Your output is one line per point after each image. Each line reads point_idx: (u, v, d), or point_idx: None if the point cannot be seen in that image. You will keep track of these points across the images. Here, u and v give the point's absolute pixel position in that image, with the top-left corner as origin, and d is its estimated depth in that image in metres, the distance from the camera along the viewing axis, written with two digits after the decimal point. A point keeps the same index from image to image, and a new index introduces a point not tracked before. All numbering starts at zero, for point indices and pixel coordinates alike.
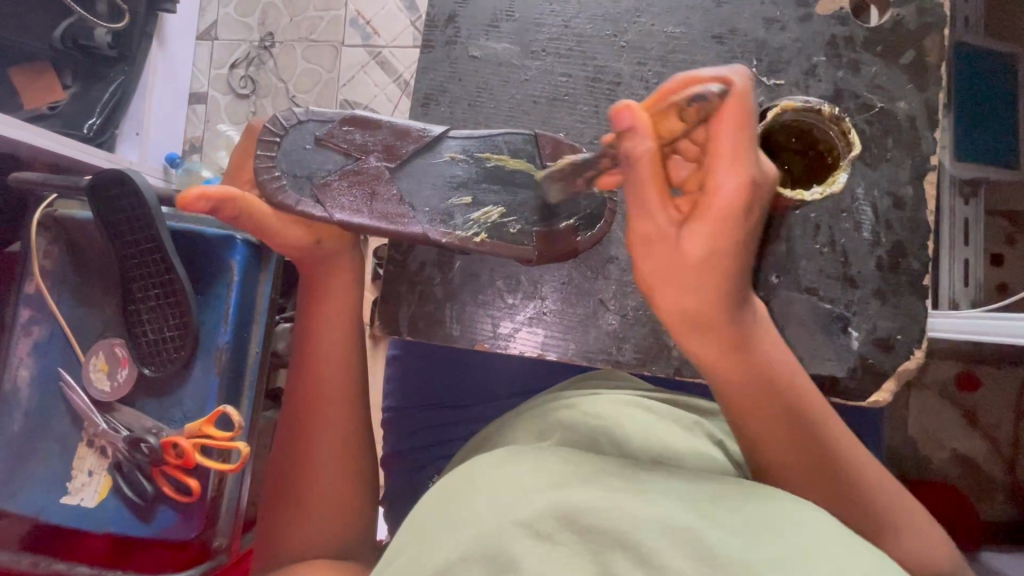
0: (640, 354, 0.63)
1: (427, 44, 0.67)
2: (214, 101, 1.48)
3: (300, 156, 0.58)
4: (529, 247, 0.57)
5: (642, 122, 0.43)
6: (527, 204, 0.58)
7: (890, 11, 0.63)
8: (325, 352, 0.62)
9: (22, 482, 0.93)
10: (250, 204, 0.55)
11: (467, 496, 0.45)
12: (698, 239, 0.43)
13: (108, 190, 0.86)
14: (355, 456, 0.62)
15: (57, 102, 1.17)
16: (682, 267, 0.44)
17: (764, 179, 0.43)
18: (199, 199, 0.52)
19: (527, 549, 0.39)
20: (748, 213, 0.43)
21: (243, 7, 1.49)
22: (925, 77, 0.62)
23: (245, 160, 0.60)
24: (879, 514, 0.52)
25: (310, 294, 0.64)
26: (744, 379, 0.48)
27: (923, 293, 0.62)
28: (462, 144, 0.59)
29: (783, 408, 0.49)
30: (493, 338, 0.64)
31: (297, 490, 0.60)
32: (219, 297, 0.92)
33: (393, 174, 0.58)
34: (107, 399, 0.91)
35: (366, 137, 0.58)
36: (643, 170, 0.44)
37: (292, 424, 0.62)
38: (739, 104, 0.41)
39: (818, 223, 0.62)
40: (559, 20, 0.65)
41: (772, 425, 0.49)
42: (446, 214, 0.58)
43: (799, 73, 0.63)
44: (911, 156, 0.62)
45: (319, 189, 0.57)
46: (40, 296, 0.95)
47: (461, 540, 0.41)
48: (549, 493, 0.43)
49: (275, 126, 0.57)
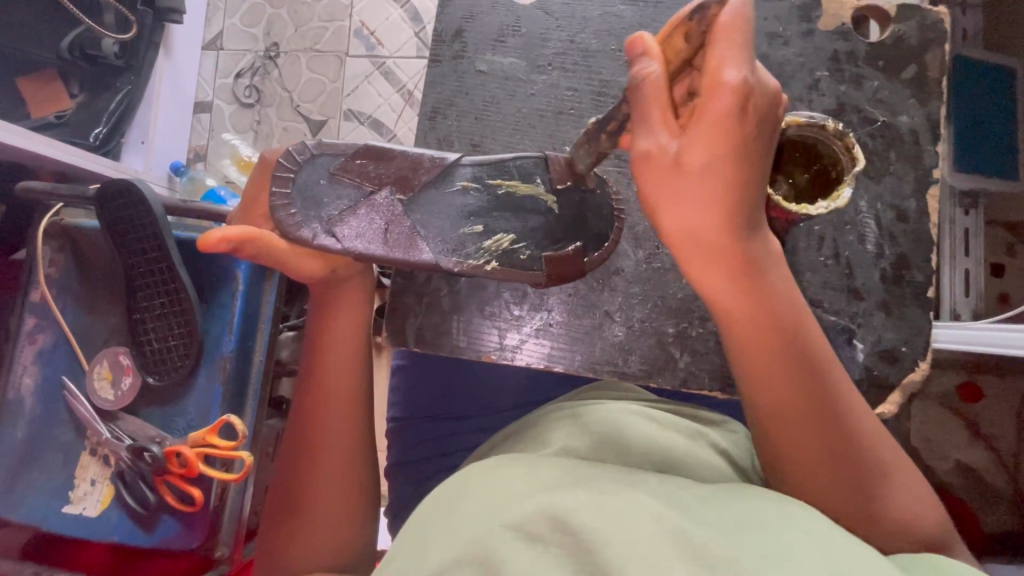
0: (645, 365, 0.63)
1: (435, 57, 0.68)
2: (219, 110, 1.49)
3: (313, 191, 0.57)
4: (538, 272, 0.58)
5: (651, 48, 0.45)
6: (537, 229, 0.59)
7: (891, 26, 0.64)
8: (332, 370, 0.62)
9: (24, 492, 0.93)
10: (269, 243, 0.55)
11: (461, 502, 0.46)
12: (696, 148, 0.44)
13: (115, 200, 0.86)
14: (356, 473, 0.62)
15: (63, 112, 1.18)
16: (684, 180, 0.45)
17: (763, 88, 0.43)
18: (222, 242, 0.51)
19: (515, 549, 0.39)
20: (742, 124, 0.43)
21: (249, 18, 1.50)
22: (927, 92, 0.63)
23: (258, 194, 0.58)
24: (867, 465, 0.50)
25: (319, 310, 0.63)
26: (748, 307, 0.47)
27: (926, 305, 0.62)
28: (475, 173, 0.59)
29: (785, 339, 0.48)
30: (500, 350, 0.64)
31: (299, 505, 0.60)
32: (224, 306, 0.92)
33: (407, 207, 0.58)
34: (111, 408, 0.91)
35: (380, 169, 0.58)
36: (650, 91, 0.45)
37: (297, 436, 0.62)
38: (740, 13, 0.42)
39: (822, 235, 0.62)
40: (566, 34, 0.66)
41: (768, 347, 0.48)
42: (459, 243, 0.58)
43: (802, 87, 0.63)
44: (914, 168, 0.63)
45: (334, 226, 0.57)
46: (44, 304, 0.95)
47: (454, 545, 0.42)
48: (539, 497, 0.43)
49: (288, 162, 0.57)
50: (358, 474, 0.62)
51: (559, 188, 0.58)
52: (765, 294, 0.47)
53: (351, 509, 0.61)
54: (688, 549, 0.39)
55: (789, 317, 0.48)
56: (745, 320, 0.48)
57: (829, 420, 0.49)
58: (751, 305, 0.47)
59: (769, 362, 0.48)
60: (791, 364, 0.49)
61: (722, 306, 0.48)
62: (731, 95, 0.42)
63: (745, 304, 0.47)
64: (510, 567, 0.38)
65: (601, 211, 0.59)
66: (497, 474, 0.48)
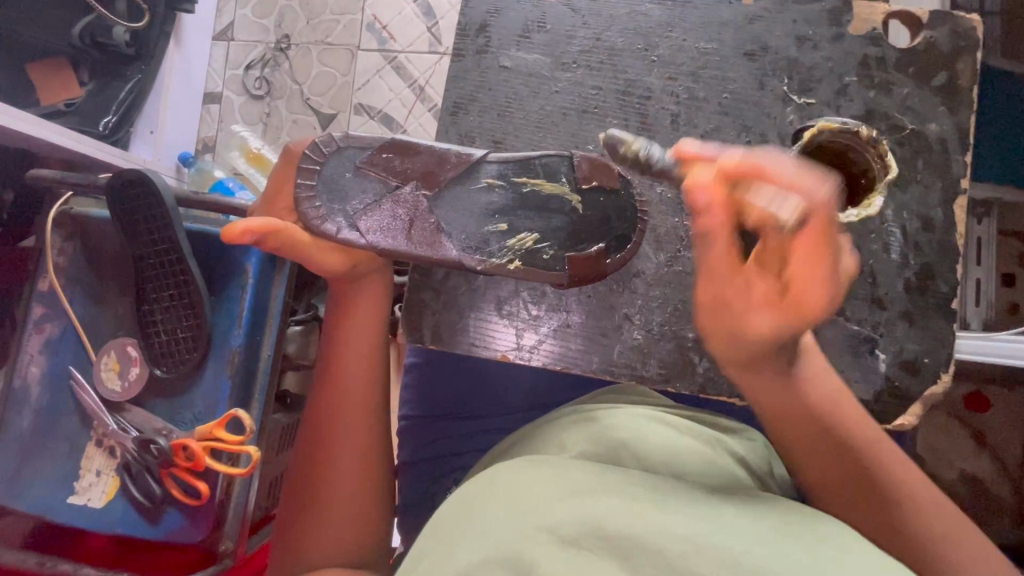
0: (664, 370, 0.63)
1: (457, 53, 0.67)
2: (229, 101, 1.48)
3: (338, 184, 0.57)
4: (561, 272, 0.57)
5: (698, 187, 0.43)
6: (562, 229, 0.57)
7: (922, 32, 0.63)
8: (350, 366, 0.62)
9: (28, 481, 0.92)
10: (291, 235, 0.54)
11: (488, 501, 0.47)
12: (772, 321, 0.43)
13: (128, 190, 0.85)
14: (373, 470, 0.62)
15: (73, 99, 1.18)
16: (743, 333, 0.44)
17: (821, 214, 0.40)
18: (245, 233, 0.50)
19: (550, 553, 0.41)
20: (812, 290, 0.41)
21: (261, 9, 1.49)
22: (957, 100, 0.62)
23: (283, 185, 0.58)
24: (912, 529, 0.52)
25: (338, 307, 0.63)
26: (784, 405, 0.52)
27: (950, 316, 0.61)
28: (501, 170, 0.58)
29: (816, 428, 0.53)
30: (517, 349, 0.63)
31: (312, 503, 0.59)
32: (235, 299, 0.92)
33: (431, 203, 0.57)
34: (118, 399, 0.91)
35: (405, 164, 0.58)
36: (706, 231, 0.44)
37: (313, 433, 0.61)
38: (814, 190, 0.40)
39: (847, 243, 0.62)
40: (590, 33, 0.65)
41: (806, 437, 0.53)
42: (482, 241, 0.58)
43: (830, 92, 0.63)
44: (942, 177, 0.62)
45: (358, 219, 0.57)
46: (53, 292, 0.95)
47: (485, 545, 0.43)
48: (569, 502, 0.44)
49: (315, 153, 0.56)
50: (375, 472, 0.62)
51: (584, 189, 0.57)
52: (797, 389, 0.52)
53: (367, 507, 0.61)
54: (717, 555, 0.40)
55: (817, 408, 0.53)
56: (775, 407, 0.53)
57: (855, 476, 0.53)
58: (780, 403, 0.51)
59: (811, 448, 0.54)
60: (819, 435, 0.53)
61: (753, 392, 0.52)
62: (810, 232, 0.41)
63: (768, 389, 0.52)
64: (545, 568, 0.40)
65: (626, 212, 0.58)
66: (524, 473, 0.48)
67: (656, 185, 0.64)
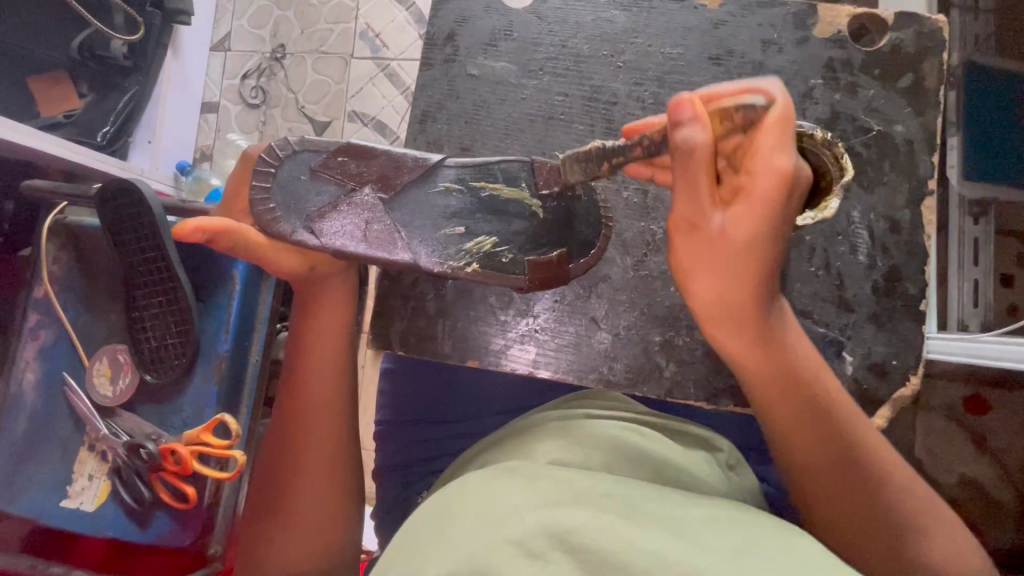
0: (630, 374, 0.63)
1: (427, 62, 0.68)
2: (225, 110, 1.51)
3: (293, 188, 0.56)
4: (521, 277, 0.58)
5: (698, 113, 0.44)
6: (520, 233, 0.58)
7: (889, 35, 0.62)
8: (316, 371, 0.62)
9: (23, 484, 0.94)
10: (246, 235, 0.54)
11: (458, 514, 0.47)
12: (740, 223, 0.45)
13: (115, 199, 0.87)
14: (341, 476, 0.63)
15: (72, 111, 1.21)
16: (722, 250, 0.46)
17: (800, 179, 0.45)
18: (197, 231, 0.50)
19: (515, 565, 0.41)
20: (780, 208, 0.45)
21: (256, 20, 1.52)
22: (923, 102, 0.62)
23: (241, 189, 0.58)
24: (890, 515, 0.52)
25: (303, 311, 0.63)
26: (765, 369, 0.51)
27: (919, 318, 0.61)
28: (459, 176, 0.58)
29: (809, 395, 0.52)
30: (484, 355, 0.64)
31: (279, 507, 0.60)
32: (220, 304, 0.93)
33: (389, 206, 0.58)
34: (109, 404, 0.93)
35: (361, 167, 0.58)
36: (696, 158, 0.44)
37: (282, 439, 0.62)
38: (782, 122, 0.44)
39: (813, 246, 0.61)
40: (558, 40, 0.66)
41: (797, 411, 0.52)
42: (440, 246, 0.58)
43: (796, 95, 0.63)
44: (909, 179, 0.62)
45: (314, 222, 0.56)
46: (47, 300, 0.97)
47: (450, 556, 0.43)
48: (538, 513, 0.44)
49: (269, 156, 0.55)
50: (343, 477, 0.63)
51: (544, 194, 0.58)
52: (782, 358, 0.51)
53: (335, 513, 0.61)
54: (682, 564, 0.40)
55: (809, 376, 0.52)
56: (777, 394, 0.52)
57: (859, 483, 0.52)
58: (762, 361, 0.50)
59: (799, 414, 0.52)
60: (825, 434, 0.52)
61: (748, 371, 0.52)
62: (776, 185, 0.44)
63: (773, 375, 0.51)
64: None
65: (591, 218, 0.59)
66: (493, 484, 0.49)
67: (623, 190, 0.64)
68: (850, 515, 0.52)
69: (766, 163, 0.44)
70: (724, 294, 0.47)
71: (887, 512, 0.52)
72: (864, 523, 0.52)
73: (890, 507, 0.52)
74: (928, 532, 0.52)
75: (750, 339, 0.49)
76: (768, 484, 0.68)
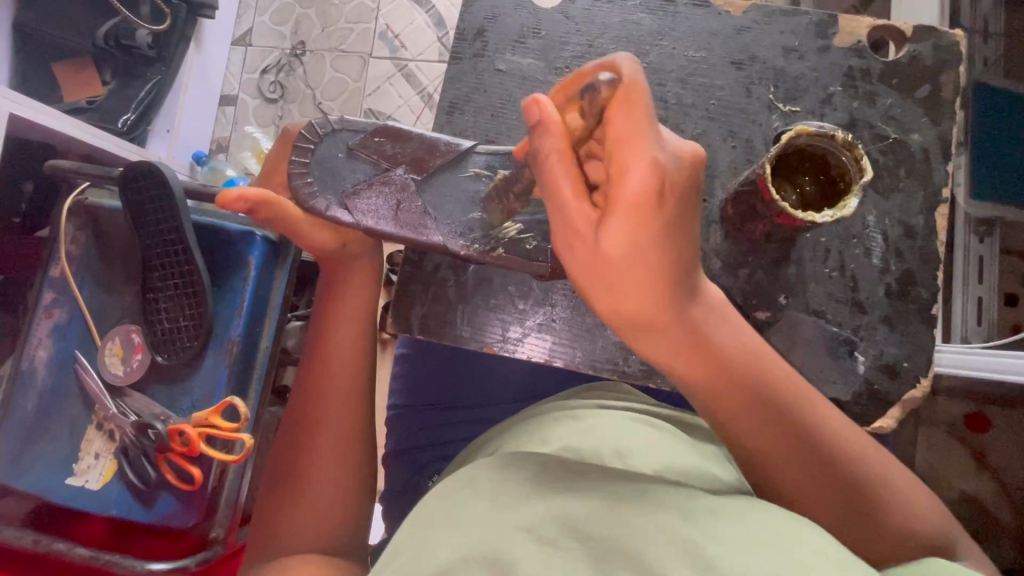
0: (646, 366, 0.64)
1: (456, 56, 0.69)
2: (244, 103, 1.53)
3: (331, 164, 0.60)
4: (543, 263, 0.59)
5: (551, 117, 0.47)
6: (545, 221, 0.60)
7: (907, 47, 0.64)
8: (337, 347, 0.64)
9: (29, 461, 0.95)
10: (283, 207, 0.57)
11: (466, 503, 0.47)
12: (616, 236, 0.44)
13: (137, 181, 0.88)
14: (356, 454, 0.63)
15: (94, 98, 1.22)
16: (606, 263, 0.46)
17: (670, 167, 0.44)
18: (238, 199, 0.54)
19: (526, 552, 0.40)
20: (656, 207, 0.44)
21: (279, 16, 1.55)
22: (939, 112, 0.63)
23: (279, 163, 0.64)
24: (863, 501, 0.51)
25: (329, 288, 0.65)
26: (703, 377, 0.49)
27: (931, 322, 0.62)
28: (487, 160, 0.60)
29: (753, 399, 0.49)
30: (502, 342, 0.65)
31: (293, 481, 0.61)
32: (235, 289, 0.94)
33: (419, 187, 0.60)
34: (120, 383, 0.94)
35: (397, 148, 0.60)
36: (553, 164, 0.47)
37: (299, 413, 0.63)
38: (627, 93, 0.44)
39: (828, 247, 0.63)
40: (584, 39, 0.68)
41: (754, 417, 0.50)
42: (468, 228, 0.60)
43: (815, 101, 0.64)
44: (924, 186, 0.63)
45: (349, 197, 0.59)
46: (62, 279, 0.98)
47: (458, 543, 0.42)
48: (552, 502, 0.44)
49: (310, 133, 0.59)
50: (357, 455, 0.63)
51: None
52: (710, 356, 0.49)
53: (348, 492, 0.62)
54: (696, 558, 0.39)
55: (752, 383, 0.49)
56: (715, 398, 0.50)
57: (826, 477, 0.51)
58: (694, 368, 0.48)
59: (749, 423, 0.50)
60: (771, 437, 0.50)
61: (677, 379, 0.51)
62: (651, 188, 0.43)
63: (708, 377, 0.49)
64: (523, 568, 0.39)
65: None
66: (503, 475, 0.49)
67: None
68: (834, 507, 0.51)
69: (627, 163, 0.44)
70: (632, 307, 0.46)
71: (864, 507, 0.51)
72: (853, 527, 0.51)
73: (861, 492, 0.51)
74: (893, 506, 0.52)
75: (675, 346, 0.48)
76: None
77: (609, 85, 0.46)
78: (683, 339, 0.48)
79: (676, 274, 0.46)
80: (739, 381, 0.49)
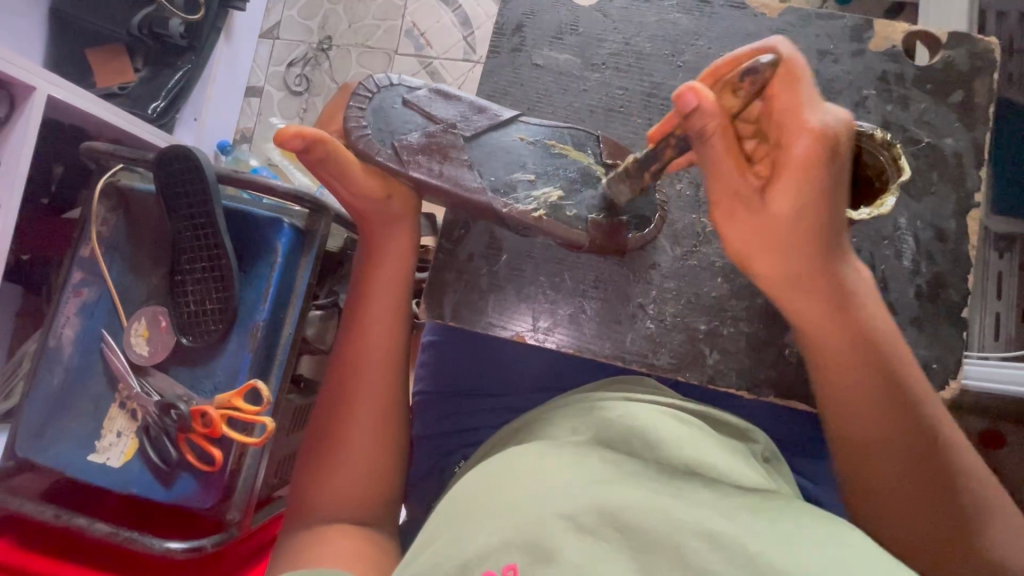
0: (675, 360, 0.64)
1: (494, 49, 0.71)
2: (269, 95, 1.56)
3: (386, 113, 0.62)
4: (582, 233, 0.61)
5: (709, 103, 0.46)
6: (586, 192, 0.62)
7: (942, 53, 0.65)
8: (375, 320, 0.68)
9: (53, 436, 0.96)
10: (337, 150, 0.61)
11: (506, 487, 0.49)
12: (785, 197, 0.50)
13: (171, 163, 0.90)
14: (389, 427, 0.67)
15: (127, 84, 1.26)
16: (773, 227, 0.51)
17: (836, 128, 0.49)
18: (297, 136, 0.59)
19: (566, 538, 0.42)
20: (827, 168, 0.49)
21: (306, 11, 1.57)
22: (974, 118, 0.64)
23: (337, 113, 0.68)
24: (960, 481, 0.54)
25: (368, 261, 0.70)
26: (839, 335, 0.54)
27: (961, 325, 0.63)
28: (532, 128, 0.64)
29: (878, 362, 0.54)
30: (533, 331, 0.66)
31: (329, 449, 0.65)
32: (261, 275, 0.96)
33: (468, 144, 0.62)
34: (145, 363, 0.95)
35: (449, 109, 0.63)
36: (720, 149, 0.49)
37: (337, 381, 0.67)
38: (789, 70, 0.50)
39: (859, 248, 0.63)
40: (621, 37, 0.69)
41: (871, 388, 0.55)
42: (509, 187, 0.62)
43: (849, 104, 0.65)
44: (957, 191, 0.64)
45: (400, 144, 0.62)
46: (92, 259, 0.99)
47: (501, 528, 0.45)
48: (592, 490, 0.46)
49: (369, 84, 0.62)
50: (392, 428, 0.67)
51: (608, 163, 0.64)
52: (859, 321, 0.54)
53: (381, 466, 0.65)
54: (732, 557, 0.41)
55: (885, 349, 0.54)
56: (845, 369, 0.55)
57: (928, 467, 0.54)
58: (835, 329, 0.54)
59: (862, 391, 0.55)
60: (897, 418, 0.54)
61: (815, 343, 0.56)
62: (822, 150, 0.49)
63: (850, 347, 0.54)
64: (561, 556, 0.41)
65: (648, 196, 0.63)
66: (540, 463, 0.51)
67: (677, 182, 0.67)
68: (920, 486, 0.54)
69: (793, 114, 0.50)
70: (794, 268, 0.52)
71: (951, 484, 0.54)
72: (942, 503, 0.54)
73: (959, 472, 0.54)
74: (992, 512, 0.55)
75: (823, 301, 0.53)
76: (799, 478, 0.69)
77: (769, 67, 0.46)
78: (828, 287, 0.53)
79: (828, 235, 0.51)
80: (884, 348, 0.54)
